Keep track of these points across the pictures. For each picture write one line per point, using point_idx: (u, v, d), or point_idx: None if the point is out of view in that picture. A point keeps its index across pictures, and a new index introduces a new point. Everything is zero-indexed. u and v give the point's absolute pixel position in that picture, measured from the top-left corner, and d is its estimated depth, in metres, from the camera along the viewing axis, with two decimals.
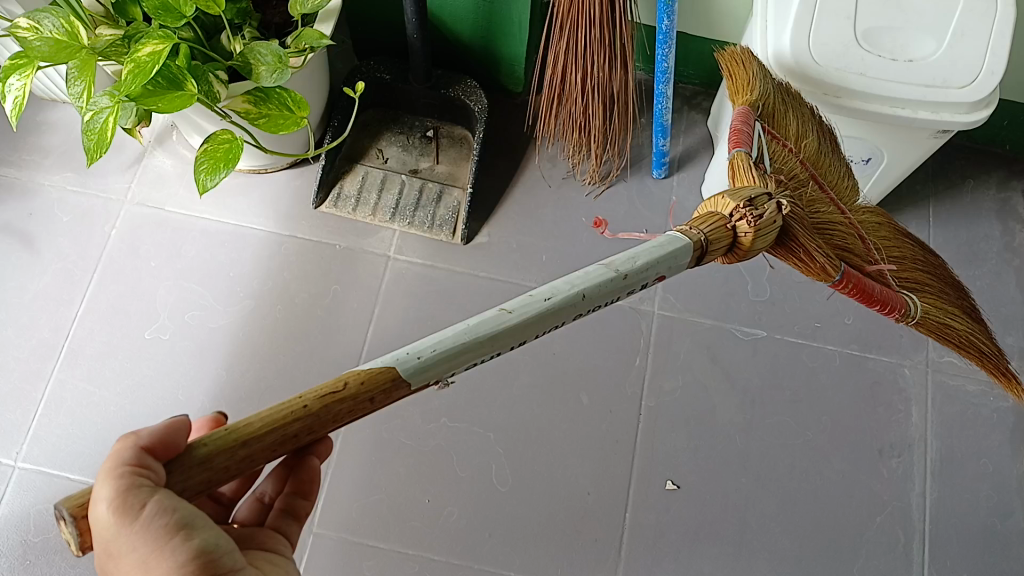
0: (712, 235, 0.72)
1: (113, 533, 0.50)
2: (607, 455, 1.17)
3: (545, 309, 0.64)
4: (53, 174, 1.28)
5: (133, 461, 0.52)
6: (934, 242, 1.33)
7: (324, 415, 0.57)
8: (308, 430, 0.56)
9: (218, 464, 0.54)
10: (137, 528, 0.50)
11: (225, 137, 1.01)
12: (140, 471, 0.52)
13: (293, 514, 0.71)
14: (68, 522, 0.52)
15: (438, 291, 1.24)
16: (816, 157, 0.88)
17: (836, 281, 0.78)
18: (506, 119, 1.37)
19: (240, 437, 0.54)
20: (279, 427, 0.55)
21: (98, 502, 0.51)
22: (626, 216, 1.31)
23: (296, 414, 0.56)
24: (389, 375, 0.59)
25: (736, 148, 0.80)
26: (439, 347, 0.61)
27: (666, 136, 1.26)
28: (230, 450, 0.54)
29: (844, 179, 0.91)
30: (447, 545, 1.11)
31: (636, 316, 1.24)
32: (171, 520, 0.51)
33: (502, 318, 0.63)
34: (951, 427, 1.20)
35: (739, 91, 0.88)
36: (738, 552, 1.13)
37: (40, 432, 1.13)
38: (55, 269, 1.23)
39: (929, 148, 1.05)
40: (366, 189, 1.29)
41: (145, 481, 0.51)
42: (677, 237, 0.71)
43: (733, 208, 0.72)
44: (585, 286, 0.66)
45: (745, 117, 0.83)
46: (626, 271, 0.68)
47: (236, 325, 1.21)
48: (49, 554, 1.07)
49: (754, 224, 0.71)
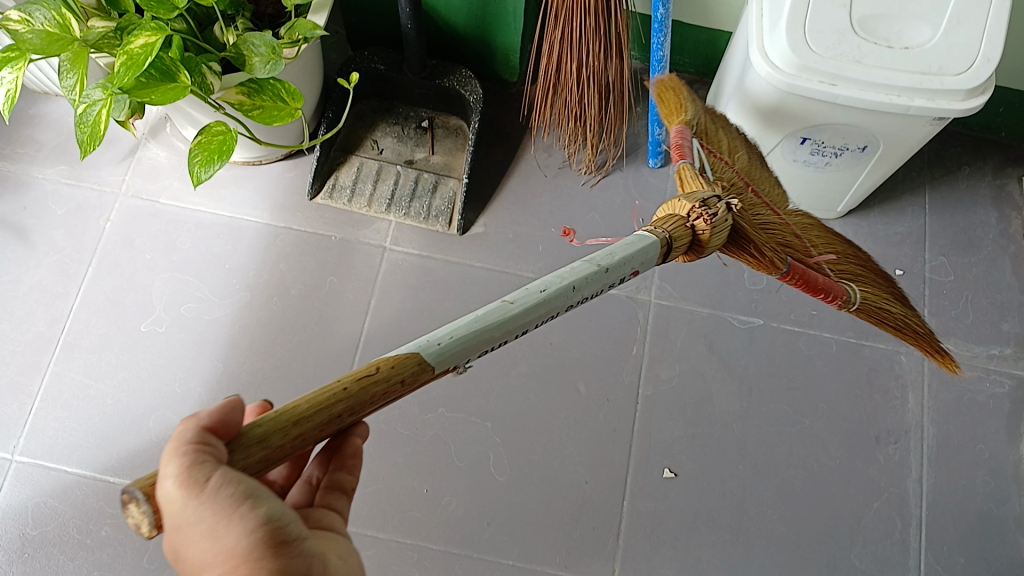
0: (674, 233, 0.74)
1: (181, 505, 0.48)
2: (604, 443, 1.17)
3: (541, 300, 0.65)
4: (47, 167, 1.28)
5: (196, 437, 0.50)
6: (930, 229, 1.33)
7: (364, 397, 0.56)
8: (350, 411, 0.55)
9: (274, 444, 0.52)
10: (206, 495, 0.48)
11: (219, 129, 1.00)
12: (202, 447, 0.50)
13: (341, 488, 0.68)
14: (140, 503, 0.49)
15: (435, 281, 1.24)
16: (748, 169, 0.89)
17: (784, 273, 0.80)
18: (501, 110, 1.36)
19: (291, 417, 0.52)
20: (325, 408, 0.53)
21: (164, 479, 0.49)
22: (622, 205, 1.31)
23: (336, 396, 0.54)
24: (417, 360, 0.58)
25: (681, 160, 0.81)
26: (458, 332, 0.61)
27: (660, 126, 1.25)
28: (283, 430, 0.52)
29: (774, 188, 0.89)
30: (445, 534, 1.11)
31: (633, 306, 1.24)
32: (238, 490, 0.49)
33: (507, 312, 0.63)
34: (947, 412, 1.21)
35: (671, 112, 0.88)
36: (736, 539, 1.13)
37: (37, 426, 1.14)
38: (51, 263, 1.22)
39: (924, 134, 1.05)
40: (361, 180, 1.29)
41: (208, 457, 0.49)
42: (644, 235, 0.73)
43: (690, 208, 0.74)
44: (574, 278, 0.67)
45: (682, 134, 0.84)
46: (607, 264, 0.69)
47: (233, 316, 1.21)
48: (46, 548, 1.07)
49: (711, 222, 0.73)
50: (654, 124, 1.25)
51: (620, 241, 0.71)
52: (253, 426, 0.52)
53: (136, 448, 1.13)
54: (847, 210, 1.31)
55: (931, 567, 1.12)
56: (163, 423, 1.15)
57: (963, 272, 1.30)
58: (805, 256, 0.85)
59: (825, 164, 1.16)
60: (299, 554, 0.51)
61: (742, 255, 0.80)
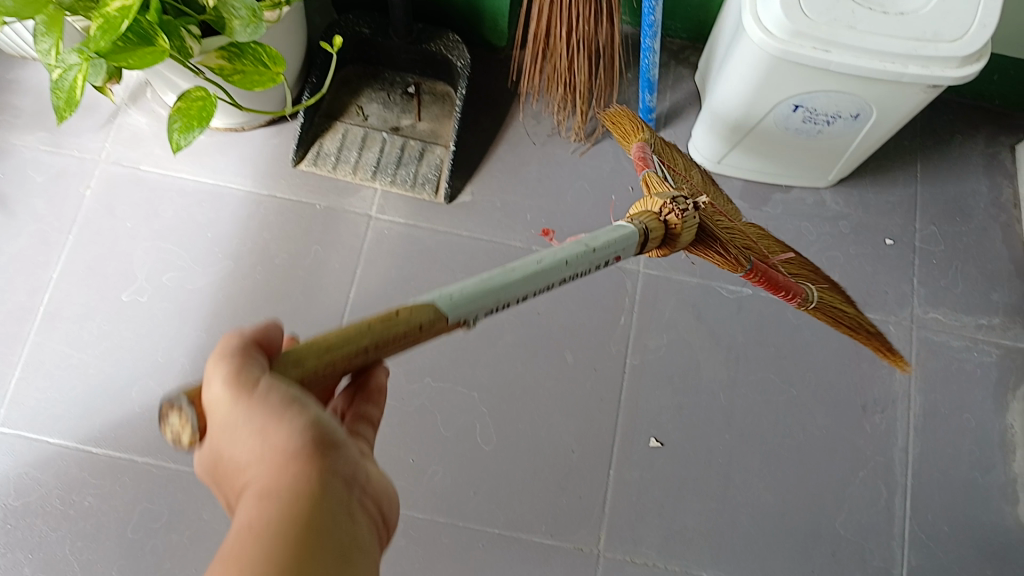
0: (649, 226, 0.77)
1: (229, 406, 0.51)
2: (592, 412, 1.17)
3: (536, 270, 0.70)
4: (25, 134, 1.25)
5: (242, 346, 0.53)
6: (920, 198, 1.32)
7: (387, 336, 0.59)
8: (375, 347, 0.58)
9: (308, 366, 0.55)
10: (256, 398, 0.50)
11: (198, 95, 0.98)
12: (250, 356, 0.53)
13: (366, 421, 0.66)
14: (183, 410, 0.52)
15: (421, 250, 1.23)
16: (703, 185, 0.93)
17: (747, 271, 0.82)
18: (489, 75, 1.34)
19: (324, 345, 0.56)
20: (353, 341, 0.57)
21: (213, 383, 0.52)
22: (611, 173, 1.30)
23: (362, 333, 0.58)
24: (434, 309, 0.62)
25: (644, 169, 0.86)
26: (468, 287, 0.65)
27: (652, 91, 1.24)
28: (317, 355, 0.55)
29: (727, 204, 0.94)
30: (430, 502, 1.11)
31: (621, 275, 1.23)
32: (285, 393, 0.51)
33: (510, 274, 0.69)
34: (934, 381, 1.21)
35: (628, 134, 0.93)
36: (722, 506, 1.14)
37: (19, 396, 1.13)
38: (30, 231, 1.21)
39: (918, 102, 1.03)
40: (346, 147, 1.27)
41: (256, 364, 0.52)
42: (622, 224, 0.77)
43: (662, 203, 0.78)
44: (566, 255, 0.72)
45: (642, 149, 0.89)
46: (595, 245, 0.74)
47: (216, 285, 1.20)
48: (31, 517, 1.08)
49: (684, 213, 0.77)
50: (646, 91, 1.24)
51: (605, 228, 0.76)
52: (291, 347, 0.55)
53: (119, 418, 1.13)
54: (839, 178, 1.29)
55: (915, 534, 1.13)
56: (147, 393, 1.14)
57: (953, 241, 1.29)
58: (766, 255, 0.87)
59: (817, 131, 1.15)
60: (344, 457, 0.53)
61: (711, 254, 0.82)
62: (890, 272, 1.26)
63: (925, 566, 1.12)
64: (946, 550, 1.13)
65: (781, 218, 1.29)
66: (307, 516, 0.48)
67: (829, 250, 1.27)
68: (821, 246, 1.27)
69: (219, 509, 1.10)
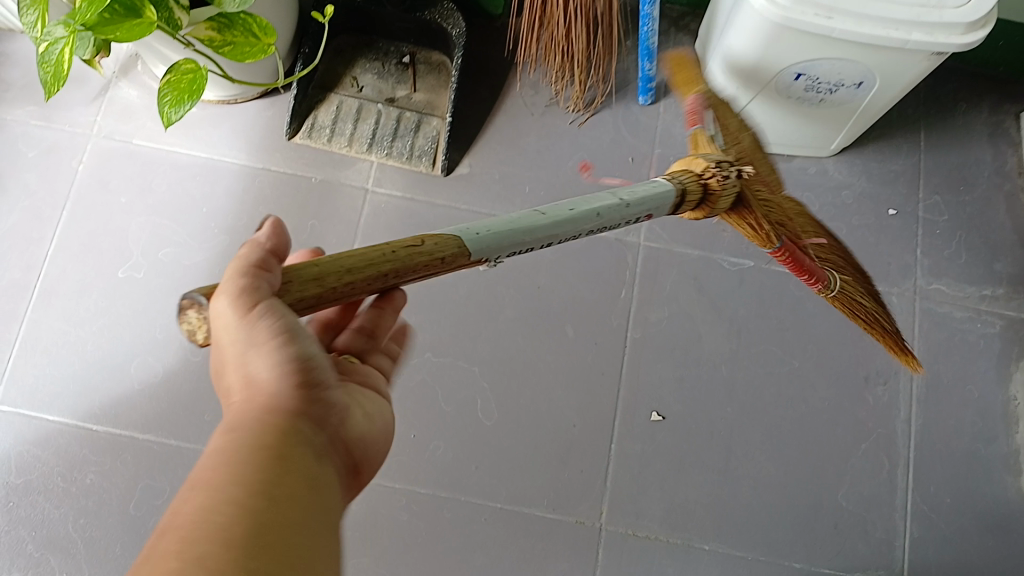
0: (688, 187, 0.78)
1: (229, 323, 0.52)
2: (593, 387, 1.16)
3: (569, 216, 0.71)
4: (15, 108, 1.23)
5: (258, 260, 0.55)
6: (924, 167, 1.30)
7: (409, 263, 0.60)
8: (393, 273, 0.59)
9: (320, 285, 0.55)
10: (252, 322, 0.52)
11: (188, 67, 0.95)
12: (261, 273, 0.54)
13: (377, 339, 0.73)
14: (198, 308, 0.53)
15: (419, 224, 1.22)
16: (752, 151, 0.87)
17: (775, 248, 0.81)
18: (486, 44, 1.31)
19: (346, 266, 0.56)
20: (374, 265, 0.57)
21: (219, 297, 0.53)
22: (612, 143, 1.27)
23: (386, 258, 0.58)
24: (459, 241, 0.63)
25: (694, 126, 0.87)
26: (497, 224, 0.66)
27: (652, 60, 1.20)
28: (337, 274, 0.56)
29: (774, 172, 0.89)
30: (432, 477, 1.11)
31: (622, 248, 1.22)
32: (283, 323, 0.53)
33: (541, 216, 0.69)
34: (937, 353, 1.20)
35: (688, 85, 0.93)
36: (724, 479, 1.14)
37: (17, 374, 1.12)
38: (23, 207, 1.19)
39: (923, 70, 1.01)
40: (341, 119, 1.25)
41: (264, 284, 0.54)
42: (661, 183, 0.78)
43: (705, 167, 0.79)
44: (598, 207, 0.73)
45: (696, 103, 0.89)
46: (627, 200, 0.75)
47: (213, 261, 1.18)
48: (33, 495, 1.08)
49: (722, 182, 0.78)
50: (644, 59, 1.21)
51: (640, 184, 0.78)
52: (307, 265, 0.56)
53: (118, 396, 1.12)
54: (841, 147, 1.27)
55: (916, 506, 1.13)
56: (145, 370, 1.13)
57: (957, 211, 1.27)
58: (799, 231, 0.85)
59: (819, 100, 1.13)
60: (320, 395, 0.57)
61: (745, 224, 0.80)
62: (893, 243, 1.25)
63: (926, 537, 1.12)
64: (947, 521, 1.13)
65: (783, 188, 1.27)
66: (279, 447, 0.52)
67: (831, 221, 1.26)
68: (823, 217, 1.26)
69: None
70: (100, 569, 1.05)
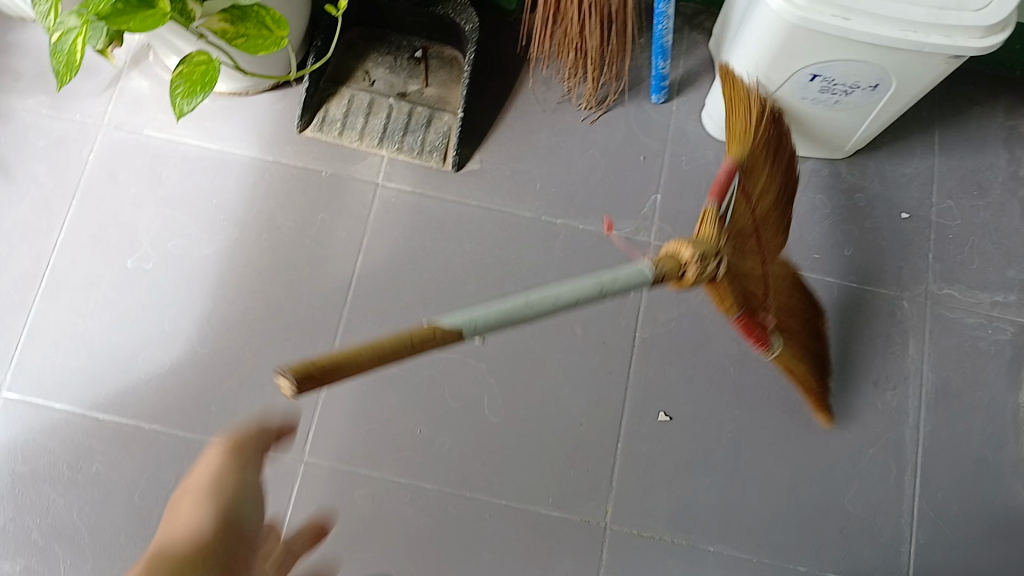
0: (665, 269, 0.83)
1: (201, 478, 0.70)
2: (600, 386, 1.16)
3: (553, 302, 0.77)
4: (27, 97, 1.23)
5: (252, 442, 0.72)
6: (938, 170, 1.28)
7: (401, 350, 0.68)
8: (392, 358, 0.68)
9: (337, 378, 0.65)
10: (220, 470, 0.70)
11: (201, 58, 0.95)
12: (243, 451, 0.71)
13: None
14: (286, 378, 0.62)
15: (428, 220, 1.21)
16: (767, 213, 0.98)
17: (732, 313, 0.92)
18: (499, 38, 1.30)
19: (353, 363, 0.65)
20: (378, 357, 0.67)
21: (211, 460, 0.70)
22: (623, 142, 1.27)
23: (386, 349, 0.67)
24: (456, 333, 0.72)
25: (709, 202, 0.88)
26: (494, 315, 0.74)
27: (665, 58, 1.19)
28: (349, 365, 0.65)
29: (775, 240, 1.00)
30: (438, 474, 1.11)
31: (631, 248, 1.21)
32: (235, 487, 0.70)
33: (527, 305, 0.76)
34: (947, 358, 1.19)
35: (734, 141, 0.98)
36: (730, 482, 1.13)
37: (25, 363, 1.12)
38: (33, 196, 1.19)
39: (940, 72, 1.00)
40: (352, 113, 1.24)
41: (245, 453, 0.71)
42: (643, 266, 0.82)
43: (688, 254, 0.83)
44: (575, 295, 0.78)
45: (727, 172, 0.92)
46: (606, 287, 0.79)
47: (222, 254, 1.18)
48: (39, 484, 1.08)
49: (696, 274, 0.83)
50: (658, 57, 1.20)
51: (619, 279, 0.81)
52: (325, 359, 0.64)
53: (125, 387, 1.12)
54: (855, 150, 1.26)
55: (924, 512, 1.13)
56: (152, 361, 1.13)
57: (970, 215, 1.26)
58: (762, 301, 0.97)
59: (834, 102, 1.12)
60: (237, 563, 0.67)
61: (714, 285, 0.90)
62: (905, 247, 1.24)
63: (933, 543, 1.12)
64: (955, 528, 1.13)
65: None
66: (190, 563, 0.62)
67: (843, 224, 1.25)
68: (835, 220, 1.25)
69: None
70: (105, 558, 1.06)
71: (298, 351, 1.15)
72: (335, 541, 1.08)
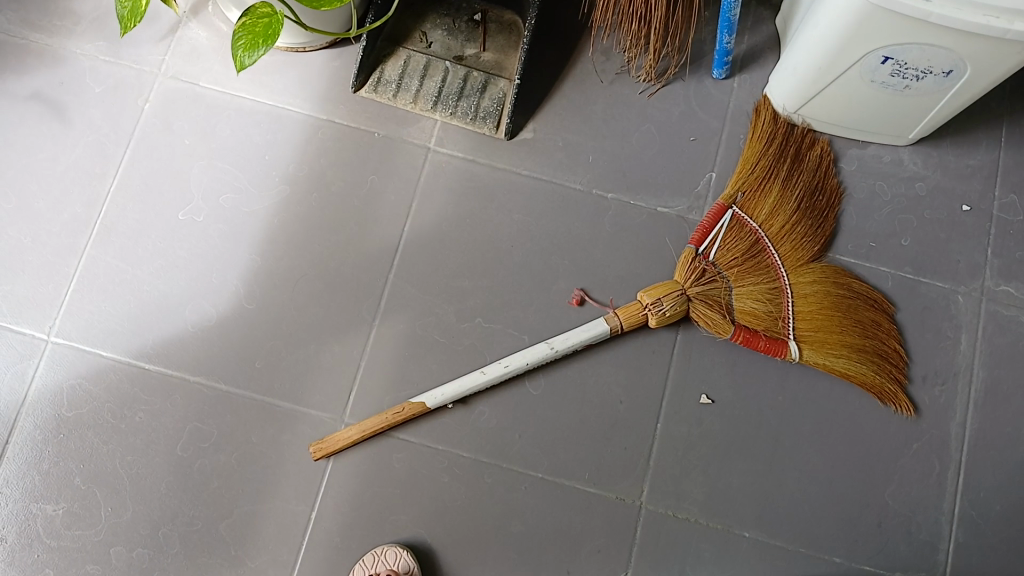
0: (626, 322, 1.10)
1: None
2: (643, 365, 1.15)
3: (508, 371, 1.08)
4: (85, 42, 1.23)
5: None
6: (1003, 164, 1.24)
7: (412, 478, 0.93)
8: None
9: None
10: None
11: (265, 11, 0.94)
12: None
13: None
14: None
15: (478, 187, 1.20)
16: (780, 232, 1.16)
17: (731, 336, 1.11)
18: (560, 5, 1.27)
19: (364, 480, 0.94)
20: None
21: None
22: (680, 118, 1.24)
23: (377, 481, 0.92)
24: None
25: (691, 246, 1.14)
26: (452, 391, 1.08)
27: (731, 33, 1.16)
28: None
29: (802, 251, 1.16)
30: (475, 442, 1.11)
31: (683, 227, 1.20)
32: None
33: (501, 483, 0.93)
34: (1000, 358, 1.17)
35: (735, 179, 1.18)
36: (769, 469, 1.12)
37: (73, 308, 1.13)
38: (87, 142, 1.19)
39: (1018, 62, 0.97)
40: (408, 75, 1.22)
41: None
42: (601, 324, 1.10)
43: (646, 303, 1.09)
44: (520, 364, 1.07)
45: (713, 214, 1.15)
46: (558, 346, 1.09)
47: (272, 210, 1.18)
48: (82, 430, 1.09)
49: (655, 316, 1.09)
50: (723, 31, 1.16)
51: (573, 326, 1.14)
52: None
53: (170, 337, 1.13)
54: (920, 137, 1.22)
55: (964, 511, 1.11)
56: (198, 314, 1.14)
57: None
58: (773, 313, 1.12)
59: (904, 87, 1.08)
60: None
61: (703, 317, 1.11)
62: (963, 241, 1.21)
63: (972, 544, 1.10)
64: (995, 530, 1.11)
65: (854, 175, 1.23)
66: None
67: (902, 214, 1.22)
68: (892, 210, 1.22)
69: (266, 434, 1.10)
70: (144, 506, 1.07)
71: (343, 312, 1.15)
72: (369, 504, 1.08)
